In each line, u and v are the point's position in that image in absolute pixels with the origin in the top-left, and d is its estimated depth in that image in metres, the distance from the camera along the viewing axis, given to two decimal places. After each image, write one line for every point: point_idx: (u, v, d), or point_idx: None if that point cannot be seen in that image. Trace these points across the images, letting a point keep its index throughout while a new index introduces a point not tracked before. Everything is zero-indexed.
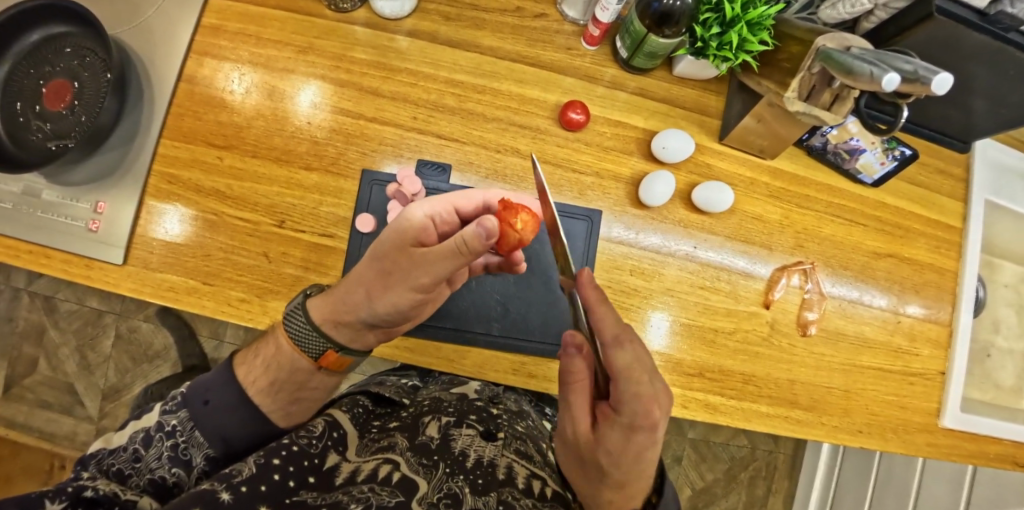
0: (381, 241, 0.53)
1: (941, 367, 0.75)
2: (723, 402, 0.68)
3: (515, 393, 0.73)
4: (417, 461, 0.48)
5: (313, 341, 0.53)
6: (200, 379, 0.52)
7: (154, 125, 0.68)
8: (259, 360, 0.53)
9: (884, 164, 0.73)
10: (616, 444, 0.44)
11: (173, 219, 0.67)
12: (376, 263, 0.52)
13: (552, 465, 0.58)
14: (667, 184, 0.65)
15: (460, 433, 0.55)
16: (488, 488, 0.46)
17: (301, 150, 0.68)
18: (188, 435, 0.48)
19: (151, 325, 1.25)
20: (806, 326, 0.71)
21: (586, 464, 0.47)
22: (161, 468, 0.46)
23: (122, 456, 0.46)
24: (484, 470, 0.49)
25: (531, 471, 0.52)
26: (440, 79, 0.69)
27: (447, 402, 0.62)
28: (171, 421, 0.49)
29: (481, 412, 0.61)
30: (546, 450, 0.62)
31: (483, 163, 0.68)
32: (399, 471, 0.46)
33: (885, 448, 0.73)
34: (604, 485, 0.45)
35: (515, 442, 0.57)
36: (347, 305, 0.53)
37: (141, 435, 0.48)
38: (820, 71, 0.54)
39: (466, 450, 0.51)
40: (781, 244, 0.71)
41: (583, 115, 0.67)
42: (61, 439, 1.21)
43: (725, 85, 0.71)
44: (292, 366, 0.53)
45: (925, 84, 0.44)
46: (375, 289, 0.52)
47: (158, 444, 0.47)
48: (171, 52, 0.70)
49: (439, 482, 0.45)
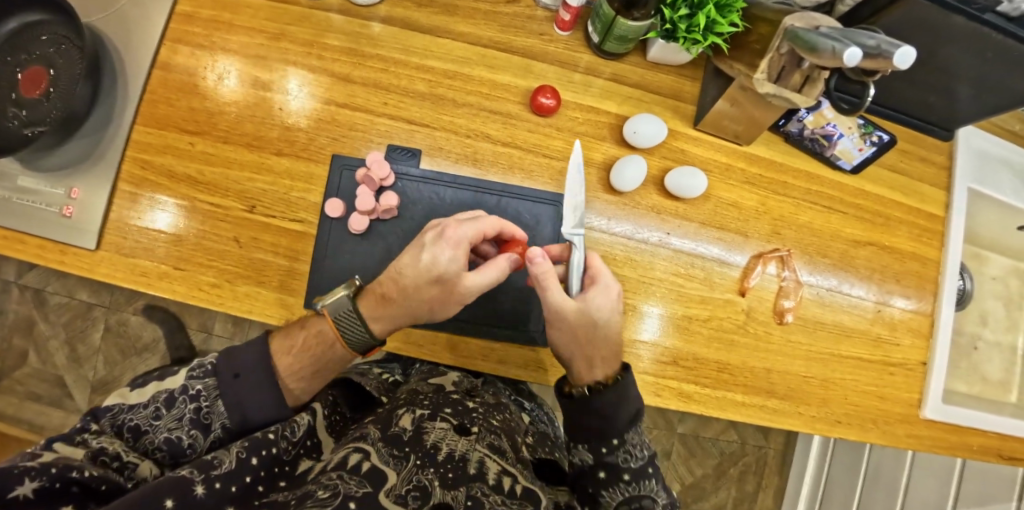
0: (441, 262, 0.52)
1: (921, 357, 0.75)
2: (697, 390, 0.67)
3: (493, 386, 0.71)
4: (387, 451, 0.47)
5: (358, 336, 0.54)
6: (234, 351, 0.51)
7: (128, 111, 0.68)
8: (306, 355, 0.54)
9: (862, 149, 0.72)
10: (603, 306, 0.55)
11: (161, 213, 0.66)
12: (435, 278, 0.53)
13: (525, 461, 0.57)
14: (638, 167, 0.65)
15: (433, 426, 0.53)
16: (457, 482, 0.46)
17: (271, 136, 0.67)
18: (211, 401, 0.48)
19: (139, 318, 1.24)
20: (781, 314, 0.70)
21: (582, 339, 0.54)
22: (179, 429, 0.46)
23: (142, 413, 0.46)
24: (454, 464, 0.48)
25: (503, 467, 0.51)
26: (411, 65, 0.68)
27: (423, 394, 0.61)
28: (195, 386, 0.48)
29: (457, 405, 0.60)
30: (520, 445, 0.61)
31: (453, 149, 0.67)
32: (368, 461, 0.45)
33: (862, 439, 0.73)
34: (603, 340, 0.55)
35: (489, 436, 0.56)
36: (406, 315, 0.55)
37: (164, 395, 0.47)
38: (788, 52, 0.53)
39: (438, 444, 0.50)
40: (757, 231, 0.70)
41: (554, 100, 0.66)
42: (50, 431, 1.21)
43: (700, 70, 0.70)
44: (339, 359, 0.55)
45: (888, 59, 0.44)
46: (440, 305, 0.54)
47: (181, 406, 0.47)
48: (145, 37, 0.70)
49: (409, 475, 0.45)
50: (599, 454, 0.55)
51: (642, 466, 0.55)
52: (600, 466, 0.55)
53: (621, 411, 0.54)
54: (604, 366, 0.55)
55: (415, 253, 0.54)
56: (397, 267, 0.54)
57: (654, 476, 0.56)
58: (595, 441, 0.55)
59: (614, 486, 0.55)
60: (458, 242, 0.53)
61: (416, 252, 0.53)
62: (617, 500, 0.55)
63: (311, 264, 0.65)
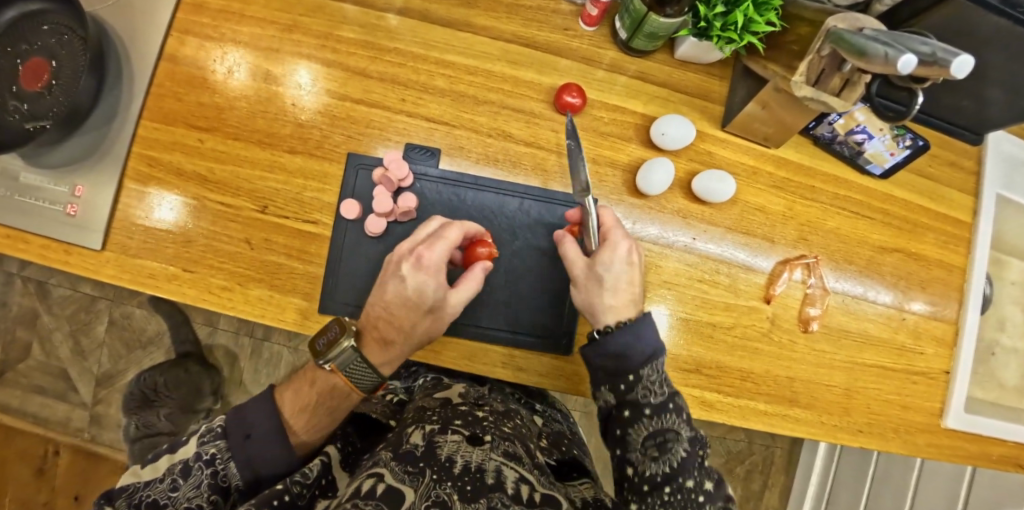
0: (426, 289, 0.53)
1: (945, 366, 0.74)
2: (720, 399, 0.66)
3: (500, 394, 0.69)
4: (402, 469, 0.45)
5: (370, 380, 0.55)
6: (242, 413, 0.51)
7: (135, 104, 0.66)
8: (315, 409, 0.53)
9: (894, 154, 0.69)
10: (607, 258, 0.56)
11: (166, 205, 0.64)
12: (428, 309, 0.54)
13: (543, 467, 0.53)
14: (666, 170, 0.62)
15: (445, 439, 0.49)
16: (478, 495, 0.41)
17: (284, 133, 0.65)
18: (225, 461, 0.48)
19: (144, 311, 1.21)
20: (807, 322, 0.68)
21: (589, 294, 0.57)
22: (198, 496, 0.46)
23: (159, 487, 0.46)
24: (473, 476, 0.44)
25: (521, 474, 0.47)
26: (430, 60, 0.66)
27: (430, 409, 0.57)
28: (208, 450, 0.48)
29: (466, 415, 0.55)
30: (535, 450, 0.56)
31: (473, 148, 0.65)
32: (382, 484, 0.43)
33: (884, 448, 0.71)
34: (616, 289, 0.56)
35: (503, 444, 0.51)
36: (407, 345, 0.55)
37: (180, 465, 0.47)
38: (830, 54, 0.51)
39: (453, 457, 0.46)
40: (784, 237, 0.68)
41: (581, 99, 0.64)
42: (55, 425, 1.18)
43: (729, 70, 0.68)
44: (347, 402, 0.54)
45: (945, 67, 0.42)
46: (434, 328, 0.56)
47: (197, 473, 0.47)
48: (151, 28, 0.66)
49: (427, 490, 0.42)
50: (620, 393, 0.54)
51: (662, 402, 0.53)
52: (623, 405, 0.54)
53: (637, 346, 0.54)
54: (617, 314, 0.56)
55: (400, 288, 0.53)
56: (384, 306, 0.54)
57: (678, 410, 0.53)
58: (613, 379, 0.54)
59: (641, 421, 0.53)
60: (440, 275, 0.54)
61: (401, 288, 0.53)
62: (644, 437, 0.53)
63: (325, 266, 0.63)
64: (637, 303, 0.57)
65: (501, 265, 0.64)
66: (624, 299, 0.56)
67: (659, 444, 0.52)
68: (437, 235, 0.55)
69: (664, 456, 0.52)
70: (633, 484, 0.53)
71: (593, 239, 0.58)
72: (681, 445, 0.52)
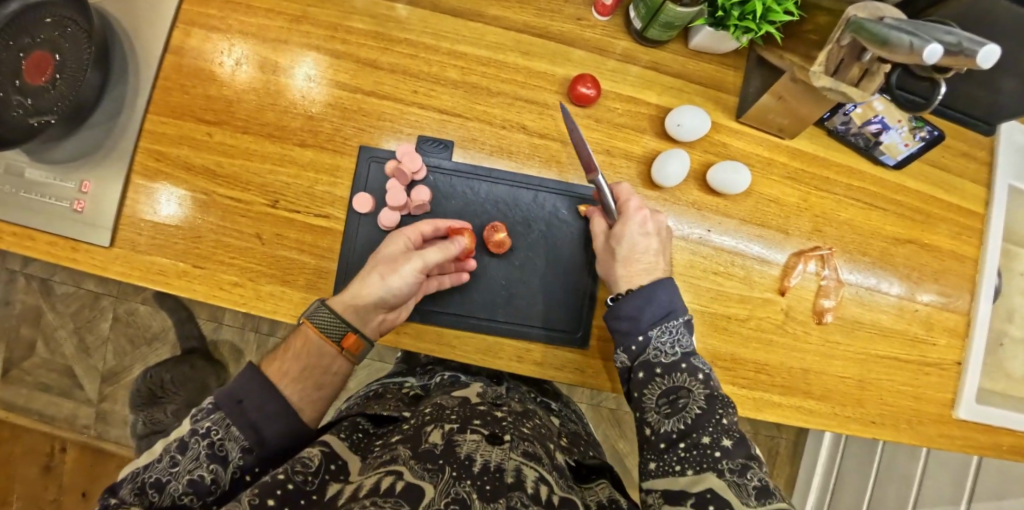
0: (387, 244, 0.58)
1: (957, 357, 0.74)
2: (734, 391, 0.66)
3: (517, 394, 0.69)
4: (421, 467, 0.42)
5: (339, 329, 0.54)
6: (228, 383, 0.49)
7: (141, 99, 0.65)
8: (290, 356, 0.52)
9: (907, 145, 0.68)
10: (621, 228, 0.58)
11: (166, 199, 0.63)
12: (385, 257, 0.57)
13: (562, 470, 0.50)
14: (681, 162, 0.62)
15: (464, 439, 0.46)
16: (498, 494, 0.39)
17: (294, 126, 0.64)
18: (223, 431, 0.45)
19: (148, 307, 1.20)
20: (821, 314, 0.68)
21: (608, 265, 0.60)
22: (199, 468, 0.43)
23: (158, 466, 0.43)
24: (492, 476, 0.41)
25: (541, 474, 0.45)
26: (442, 51, 0.65)
27: (449, 409, 0.54)
28: (203, 424, 0.45)
29: (485, 416, 0.53)
30: (555, 452, 0.54)
31: (486, 140, 0.64)
32: (402, 482, 0.39)
33: (897, 439, 0.72)
34: (629, 260, 0.58)
35: (522, 444, 0.49)
36: (361, 290, 0.55)
37: (175, 443, 0.44)
38: (850, 43, 0.50)
39: (472, 455, 0.43)
40: (798, 228, 0.68)
41: (594, 90, 0.63)
42: (60, 422, 1.18)
43: (743, 60, 0.67)
44: (318, 350, 0.53)
45: (970, 57, 0.42)
46: (386, 275, 0.55)
47: (194, 446, 0.44)
48: (157, 20, 0.65)
49: (447, 487, 0.39)
50: (633, 353, 0.56)
51: (674, 361, 0.54)
52: (637, 366, 0.55)
53: (647, 309, 0.56)
54: (629, 281, 0.58)
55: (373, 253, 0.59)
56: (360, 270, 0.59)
57: (691, 371, 0.54)
58: (624, 341, 0.56)
59: (651, 384, 0.54)
60: (407, 236, 0.58)
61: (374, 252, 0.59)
62: (657, 396, 0.53)
63: (338, 261, 0.63)
64: (654, 271, 0.58)
65: (516, 258, 0.64)
66: (641, 267, 0.58)
67: (671, 403, 0.52)
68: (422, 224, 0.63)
69: (677, 413, 0.51)
70: (653, 445, 0.51)
71: (612, 209, 0.59)
72: (695, 402, 0.51)
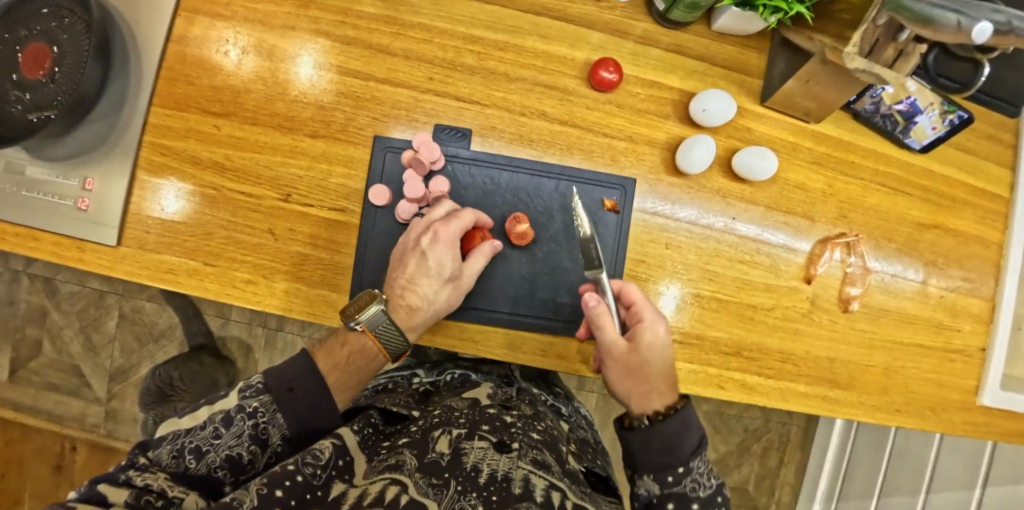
0: (444, 259, 0.57)
1: (981, 343, 0.72)
2: (760, 382, 0.65)
3: (527, 395, 0.67)
4: (425, 481, 0.39)
5: (399, 346, 0.57)
6: (278, 367, 0.49)
7: (144, 92, 0.62)
8: (345, 356, 0.53)
9: (936, 129, 0.65)
10: (650, 338, 0.52)
11: (171, 195, 0.61)
12: (448, 278, 0.57)
13: (574, 476, 0.49)
14: (708, 148, 0.60)
15: (472, 446, 0.45)
16: (506, 504, 0.37)
17: (305, 116, 0.62)
18: (269, 415, 0.46)
19: (155, 304, 1.18)
20: (847, 302, 0.67)
21: (634, 376, 0.52)
22: (239, 446, 0.44)
23: (201, 434, 0.43)
24: (499, 486, 0.39)
25: (551, 482, 0.43)
26: (457, 35, 0.63)
27: (458, 411, 0.53)
28: (251, 403, 0.46)
29: (494, 421, 0.51)
30: (565, 457, 0.52)
31: (506, 128, 0.62)
32: (406, 495, 0.37)
33: (921, 427, 0.71)
34: (661, 372, 0.51)
35: (531, 452, 0.47)
36: (431, 312, 0.58)
37: (220, 415, 0.45)
38: (886, 23, 0.49)
39: (479, 465, 0.42)
40: (824, 215, 0.67)
41: (616, 74, 0.61)
42: (70, 421, 1.17)
43: (768, 41, 0.65)
44: (371, 358, 0.55)
45: (1019, 36, 0.41)
46: (454, 296, 0.58)
47: (239, 424, 0.44)
48: (158, 8, 0.63)
49: (451, 503, 0.37)
50: (667, 483, 0.47)
51: (711, 495, 0.48)
52: (667, 496, 0.47)
53: (688, 435, 0.48)
54: (664, 397, 0.50)
55: (421, 263, 0.57)
56: (407, 279, 0.56)
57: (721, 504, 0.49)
58: (660, 470, 0.47)
59: None
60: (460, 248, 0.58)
61: (422, 262, 0.57)
62: None
63: (354, 256, 0.61)
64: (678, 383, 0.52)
65: (538, 250, 0.62)
66: (670, 381, 0.51)
67: None
68: (451, 212, 0.59)
69: None
70: None
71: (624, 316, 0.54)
72: None
